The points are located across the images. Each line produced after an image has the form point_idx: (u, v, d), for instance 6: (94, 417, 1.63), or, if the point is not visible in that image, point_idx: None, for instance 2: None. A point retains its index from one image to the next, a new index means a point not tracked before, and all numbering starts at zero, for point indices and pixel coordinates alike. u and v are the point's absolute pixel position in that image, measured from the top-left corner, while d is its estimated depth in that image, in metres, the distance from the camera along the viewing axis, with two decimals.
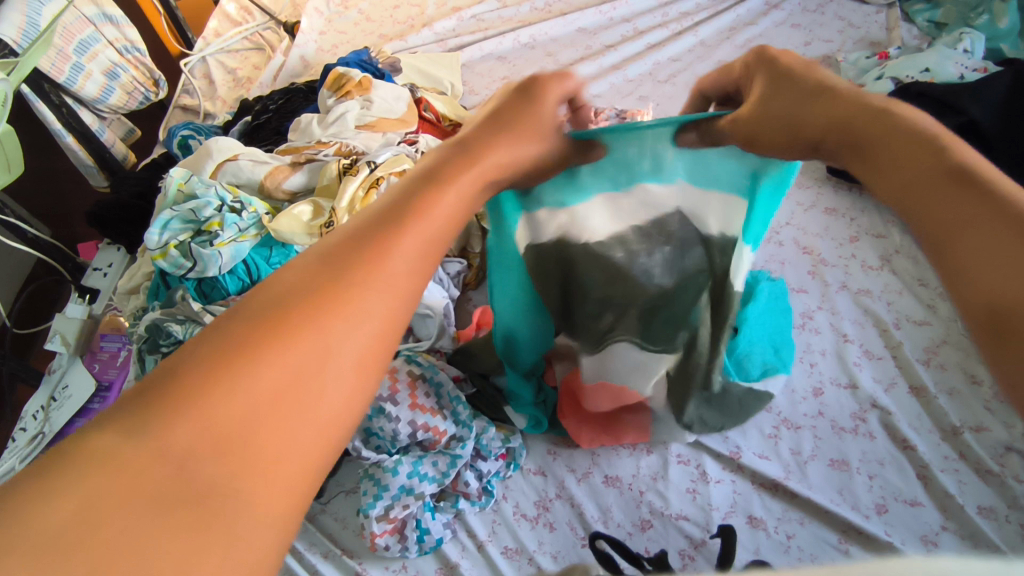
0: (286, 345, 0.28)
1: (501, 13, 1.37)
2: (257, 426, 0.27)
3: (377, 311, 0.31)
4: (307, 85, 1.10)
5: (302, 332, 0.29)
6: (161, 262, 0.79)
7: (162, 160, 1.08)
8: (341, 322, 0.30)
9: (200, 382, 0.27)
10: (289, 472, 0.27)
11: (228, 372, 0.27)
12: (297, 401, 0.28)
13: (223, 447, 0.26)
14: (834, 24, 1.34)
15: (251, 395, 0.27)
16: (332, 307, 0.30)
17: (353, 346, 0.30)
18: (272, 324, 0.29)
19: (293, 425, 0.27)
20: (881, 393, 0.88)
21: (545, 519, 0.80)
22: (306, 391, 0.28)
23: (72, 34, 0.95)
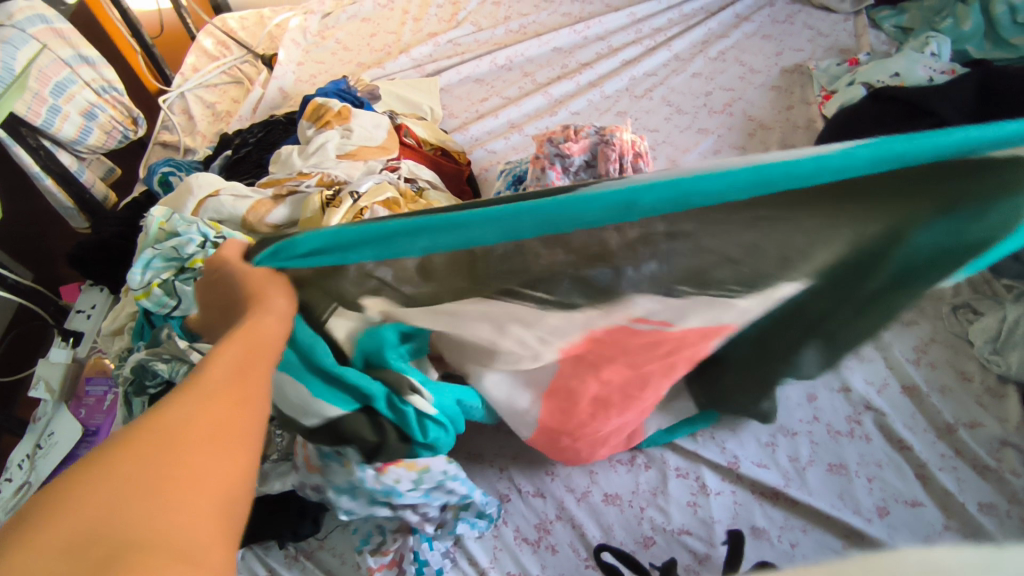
0: (148, 442, 0.36)
1: (477, 37, 1.39)
2: (142, 495, 0.34)
3: (211, 453, 0.37)
4: (287, 117, 1.10)
5: (177, 469, 0.35)
6: (145, 301, 0.79)
7: (143, 199, 1.08)
8: (185, 439, 0.37)
9: (75, 481, 0.33)
10: (185, 524, 0.34)
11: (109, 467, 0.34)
12: (170, 516, 0.34)
13: (115, 519, 0.32)
14: (803, 33, 1.37)
15: (140, 473, 0.34)
16: (179, 453, 0.36)
17: (202, 451, 0.37)
18: (136, 436, 0.36)
19: (182, 490, 0.35)
20: (875, 395, 0.87)
21: (547, 542, 0.79)
22: (167, 510, 0.34)
23: (48, 76, 0.94)
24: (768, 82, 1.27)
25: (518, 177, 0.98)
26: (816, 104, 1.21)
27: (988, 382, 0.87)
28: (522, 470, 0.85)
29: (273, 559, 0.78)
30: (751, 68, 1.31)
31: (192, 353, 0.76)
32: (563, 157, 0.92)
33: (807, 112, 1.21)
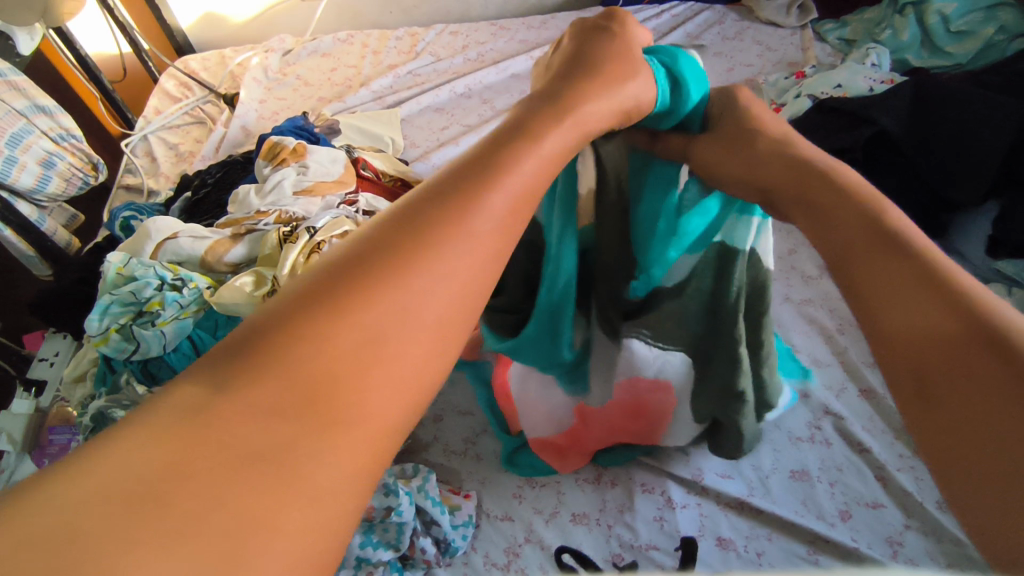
0: (365, 269, 0.28)
1: (436, 67, 1.42)
2: (327, 389, 0.24)
3: (433, 295, 0.28)
4: (245, 156, 1.11)
5: (379, 305, 0.27)
6: (103, 348, 0.78)
7: (105, 243, 1.08)
8: (412, 273, 0.28)
9: (282, 333, 0.25)
10: (364, 442, 0.24)
11: (301, 339, 0.25)
12: (354, 385, 0.25)
13: (296, 420, 0.23)
14: (752, 49, 1.41)
15: (328, 361, 0.25)
16: (388, 284, 0.28)
17: (428, 301, 0.28)
18: (357, 258, 0.29)
19: (368, 389, 0.25)
20: (833, 400, 0.90)
21: (517, 566, 0.78)
22: (361, 377, 0.25)
23: (3, 128, 0.95)
24: None
25: None
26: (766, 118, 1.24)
27: None
28: (492, 494, 0.85)
29: None
30: None
31: None
32: None
33: None
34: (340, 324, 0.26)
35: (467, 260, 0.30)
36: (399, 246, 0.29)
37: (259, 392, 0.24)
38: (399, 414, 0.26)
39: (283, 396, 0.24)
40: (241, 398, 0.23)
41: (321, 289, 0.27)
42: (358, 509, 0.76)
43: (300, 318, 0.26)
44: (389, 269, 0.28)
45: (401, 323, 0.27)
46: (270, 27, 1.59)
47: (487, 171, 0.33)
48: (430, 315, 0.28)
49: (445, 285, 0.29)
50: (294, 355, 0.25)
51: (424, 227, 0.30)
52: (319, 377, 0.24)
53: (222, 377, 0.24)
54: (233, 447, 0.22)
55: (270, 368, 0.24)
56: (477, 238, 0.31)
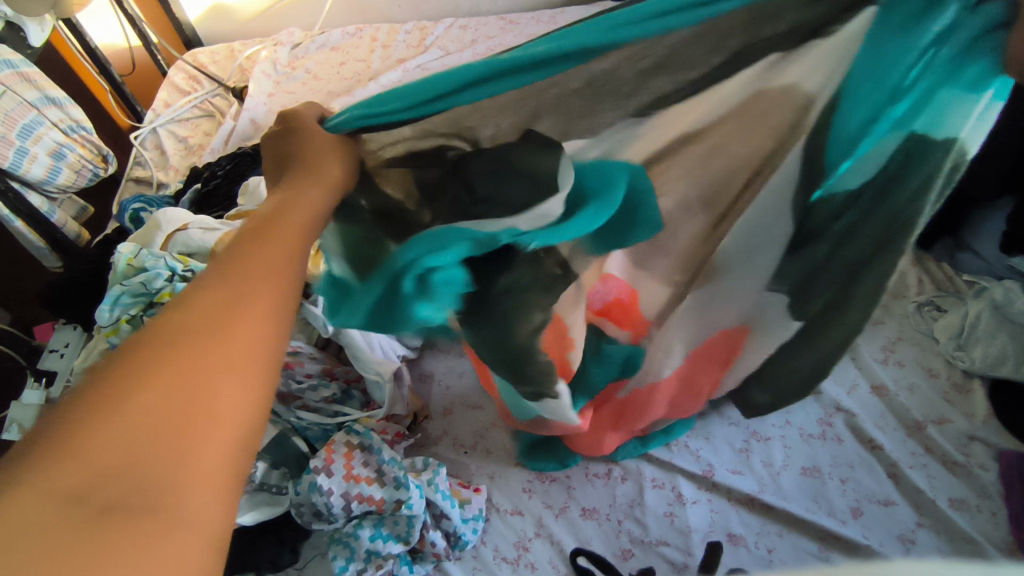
0: (178, 321, 0.33)
1: (444, 61, 1.42)
2: (169, 417, 0.30)
3: (248, 331, 0.35)
4: (254, 148, 1.11)
5: (196, 350, 0.32)
6: (114, 338, 0.78)
7: (115, 235, 1.08)
8: (224, 320, 0.34)
9: (101, 395, 0.29)
10: (214, 448, 0.31)
11: (130, 388, 0.30)
12: (197, 417, 0.31)
13: (141, 451, 0.28)
14: None
15: (164, 394, 0.30)
16: (204, 333, 0.33)
17: (242, 339, 0.34)
18: (167, 316, 0.34)
19: (210, 411, 0.31)
20: (845, 396, 0.89)
21: (526, 560, 0.78)
22: (201, 410, 0.31)
23: (14, 120, 0.95)
24: None
25: None
26: None
27: (954, 378, 0.89)
28: (502, 488, 0.85)
29: None
30: None
31: None
32: None
33: None
34: (161, 373, 0.31)
35: (269, 300, 0.37)
36: (211, 298, 0.35)
37: (106, 431, 0.28)
38: (242, 423, 0.33)
39: (126, 439, 0.28)
40: (93, 444, 0.28)
41: (142, 345, 0.32)
42: (367, 502, 0.76)
43: (124, 374, 0.30)
44: (201, 318, 0.34)
45: (225, 354, 0.33)
46: (278, 21, 1.58)
47: (286, 223, 0.41)
48: (245, 350, 0.34)
49: (254, 323, 0.35)
50: (120, 409, 0.29)
51: (223, 282, 0.36)
52: (160, 420, 0.29)
53: (57, 434, 0.28)
54: (93, 481, 0.27)
55: (107, 412, 0.29)
56: (268, 282, 0.38)
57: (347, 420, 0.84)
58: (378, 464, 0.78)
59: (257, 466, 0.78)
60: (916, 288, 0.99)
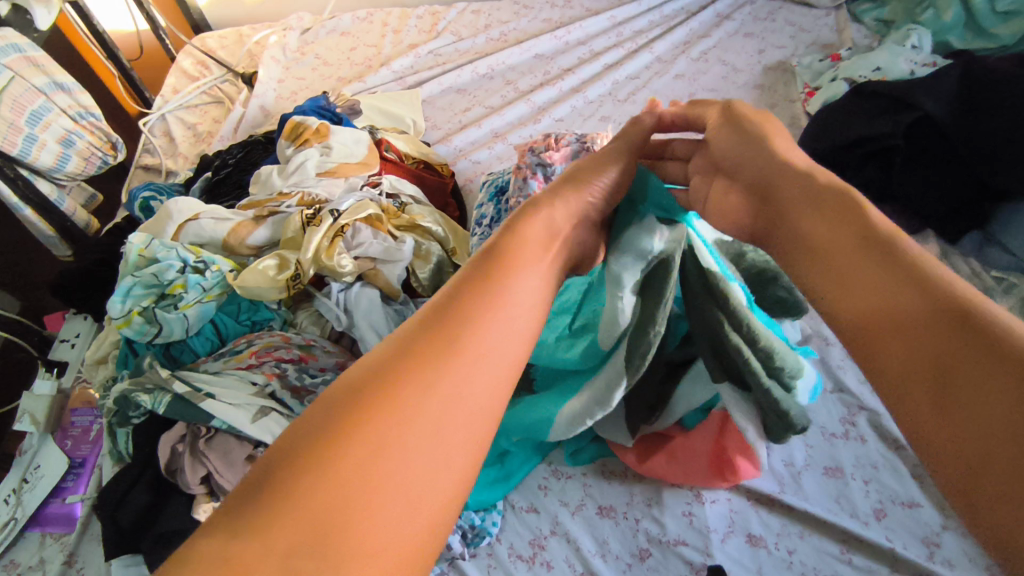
0: (363, 415, 0.37)
1: (457, 46, 1.38)
2: (353, 497, 0.34)
3: (416, 432, 0.37)
4: (266, 136, 1.09)
5: (367, 443, 0.36)
6: (125, 330, 0.77)
7: (125, 224, 1.07)
8: (394, 420, 0.37)
9: (298, 476, 0.34)
10: (387, 531, 0.33)
11: (327, 464, 0.34)
12: (365, 509, 0.34)
13: (321, 537, 0.32)
14: (785, 30, 1.36)
15: (351, 481, 0.34)
16: (379, 423, 0.37)
17: (410, 438, 0.37)
18: (357, 405, 0.37)
19: (389, 499, 0.34)
20: (868, 394, 0.87)
21: (542, 559, 0.77)
22: (372, 504, 0.34)
23: (23, 105, 0.93)
24: (751, 81, 1.27)
25: (500, 188, 0.97)
26: (800, 102, 1.20)
27: None
28: (518, 486, 0.84)
29: None
30: (733, 68, 1.30)
31: (174, 383, 0.73)
32: (544, 166, 0.90)
33: (791, 110, 1.20)
34: (337, 463, 0.34)
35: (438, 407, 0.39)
36: (396, 386, 0.39)
37: (306, 510, 0.32)
38: (424, 512, 0.35)
39: (312, 520, 0.32)
40: (294, 511, 0.32)
41: (331, 427, 0.36)
42: None
43: (310, 461, 0.34)
44: (386, 405, 0.37)
45: (408, 447, 0.36)
46: (288, 5, 1.56)
47: (470, 319, 0.44)
48: (412, 451, 0.36)
49: (419, 426, 0.37)
50: (308, 498, 0.33)
51: (395, 378, 0.39)
52: (337, 510, 0.33)
53: (265, 499, 0.33)
54: (303, 546, 0.31)
55: (303, 488, 0.33)
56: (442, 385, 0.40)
57: None
58: None
59: None
60: None
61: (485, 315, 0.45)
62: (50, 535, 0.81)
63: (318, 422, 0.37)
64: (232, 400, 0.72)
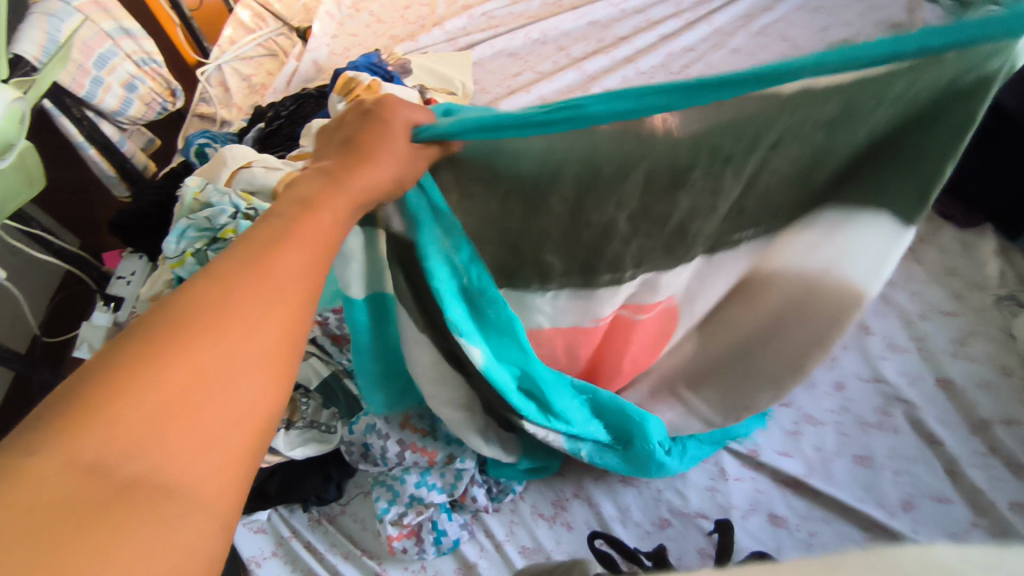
0: (190, 318, 0.32)
1: (511, 9, 1.37)
2: (176, 409, 0.30)
3: (251, 339, 0.33)
4: (319, 90, 1.11)
5: (193, 345, 0.32)
6: (178, 270, 0.83)
7: (181, 169, 1.10)
8: (223, 334, 0.33)
9: (115, 380, 0.29)
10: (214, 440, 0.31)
11: (148, 380, 0.30)
12: (194, 411, 0.30)
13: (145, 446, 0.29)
14: (853, 7, 1.30)
15: (156, 398, 0.30)
16: (204, 330, 0.32)
17: (250, 360, 0.33)
18: (183, 312, 0.33)
19: (205, 411, 0.31)
20: (906, 387, 0.84)
21: (563, 519, 0.79)
22: (201, 406, 0.31)
23: (91, 48, 0.97)
24: None
25: None
26: None
27: None
28: None
29: (298, 521, 0.82)
30: (795, 44, 1.25)
31: None
32: None
33: None
34: (159, 363, 0.30)
35: (278, 309, 0.35)
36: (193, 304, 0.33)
37: (138, 432, 0.29)
38: (252, 422, 0.32)
39: (132, 429, 0.29)
40: (115, 416, 0.28)
41: (152, 330, 0.32)
42: (419, 454, 0.76)
43: (124, 367, 0.30)
44: (195, 334, 0.32)
45: (240, 356, 0.33)
46: None
47: (294, 224, 0.38)
48: (248, 355, 0.33)
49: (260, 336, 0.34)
50: (120, 412, 0.29)
51: (238, 276, 0.35)
52: (160, 420, 0.29)
53: (70, 403, 0.29)
54: (108, 460, 0.28)
55: (103, 398, 0.29)
56: (281, 286, 0.35)
57: None
58: (432, 419, 0.77)
59: (308, 402, 0.82)
60: (998, 281, 0.90)
61: (313, 218, 0.39)
62: None
63: (139, 329, 0.32)
64: None
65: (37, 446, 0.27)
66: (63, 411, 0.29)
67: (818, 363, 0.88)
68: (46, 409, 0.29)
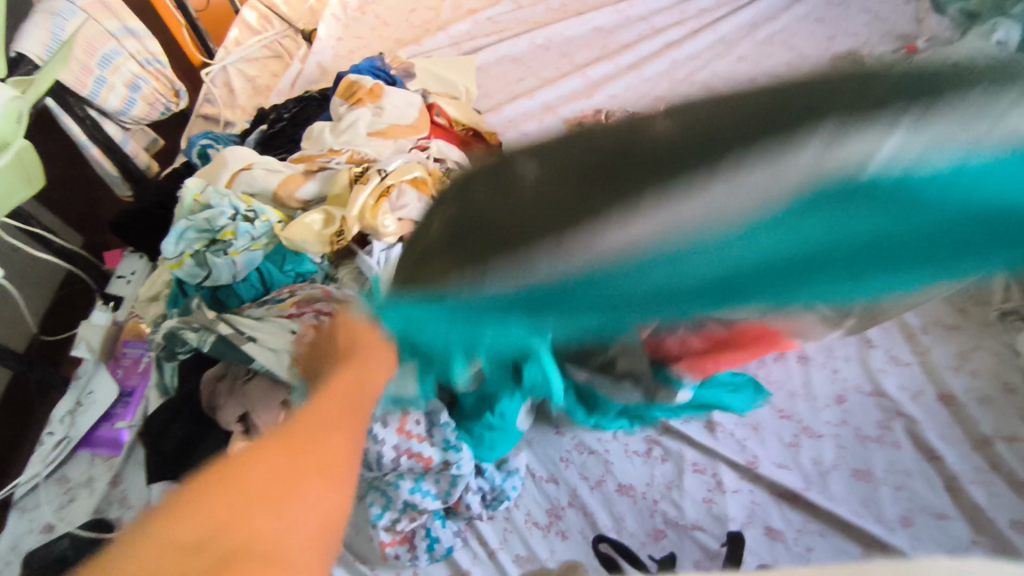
0: (282, 433, 0.43)
1: (517, 15, 1.37)
2: (272, 497, 0.39)
3: (330, 444, 0.44)
4: (322, 93, 1.11)
5: (286, 452, 0.41)
6: (178, 271, 0.82)
7: (183, 170, 1.11)
8: (306, 446, 0.42)
9: (226, 482, 0.38)
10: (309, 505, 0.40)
11: (252, 474, 0.39)
12: (290, 497, 0.39)
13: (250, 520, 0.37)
14: (859, 18, 1.30)
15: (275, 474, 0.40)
16: (291, 444, 0.42)
17: (325, 460, 0.42)
18: (280, 430, 0.43)
19: (297, 501, 0.39)
20: (908, 401, 0.83)
21: (557, 528, 0.79)
22: (292, 497, 0.39)
23: (95, 48, 0.97)
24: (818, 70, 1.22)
25: None
26: None
27: None
28: (539, 453, 0.85)
29: None
30: (800, 53, 1.25)
31: (220, 325, 0.79)
32: None
33: None
34: (261, 464, 0.40)
35: (344, 442, 0.45)
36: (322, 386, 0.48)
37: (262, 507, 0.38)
38: (333, 502, 0.41)
39: (233, 510, 0.37)
40: (221, 503, 0.37)
41: (257, 446, 0.42)
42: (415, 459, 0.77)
43: (237, 472, 0.39)
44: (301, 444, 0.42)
45: (320, 456, 0.42)
46: None
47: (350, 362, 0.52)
48: (322, 452, 0.43)
49: (338, 440, 0.44)
50: (229, 493, 0.38)
51: (301, 432, 0.43)
52: (263, 504, 0.38)
53: (196, 492, 0.38)
54: (205, 539, 0.35)
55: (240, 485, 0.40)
56: (339, 447, 0.44)
57: None
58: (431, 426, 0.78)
59: (304, 407, 0.79)
60: None
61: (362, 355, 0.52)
62: (100, 456, 0.88)
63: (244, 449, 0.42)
64: (271, 345, 0.77)
65: (179, 519, 0.36)
66: (187, 494, 0.38)
67: (819, 375, 0.87)
68: (182, 495, 0.38)
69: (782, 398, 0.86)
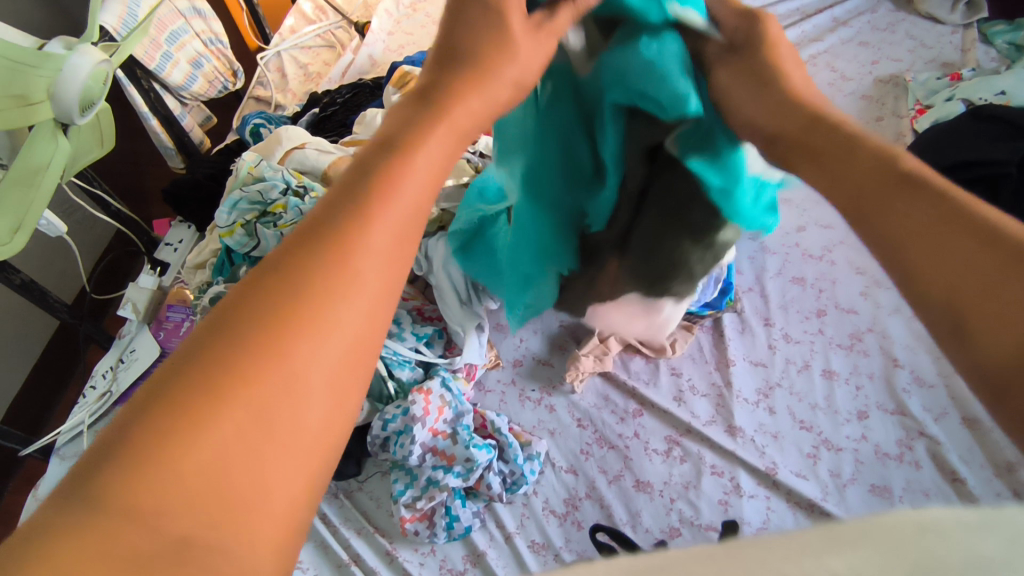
0: (235, 360, 0.27)
1: None
2: (258, 427, 0.27)
3: (371, 280, 0.31)
4: (373, 81, 1.16)
5: (266, 371, 0.28)
6: (227, 239, 0.85)
7: (235, 146, 1.15)
8: (313, 328, 0.29)
9: (157, 449, 0.25)
10: (238, 432, 0.26)
11: (204, 432, 0.26)
12: (276, 424, 0.27)
13: (237, 457, 0.26)
14: (905, 43, 1.31)
15: (318, 275, 0.30)
16: (267, 370, 0.28)
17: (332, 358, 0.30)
18: (228, 356, 0.28)
19: (290, 423, 0.28)
20: (930, 422, 0.83)
21: (574, 518, 0.80)
22: (280, 417, 0.28)
23: (165, 25, 1.01)
24: (860, 91, 1.23)
25: None
26: (908, 119, 1.16)
27: None
28: (560, 445, 0.86)
29: None
30: (842, 75, 1.26)
31: None
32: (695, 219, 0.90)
33: (897, 125, 1.16)
34: (217, 405, 0.26)
35: (384, 262, 0.32)
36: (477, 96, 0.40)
37: (191, 438, 0.26)
38: (323, 441, 0.29)
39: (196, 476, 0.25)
40: (162, 478, 0.25)
41: (161, 408, 0.26)
42: (438, 452, 0.81)
43: (148, 448, 0.25)
44: (398, 184, 0.34)
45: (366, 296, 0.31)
46: None
47: (378, 184, 0.33)
48: (363, 300, 0.31)
49: (378, 272, 0.31)
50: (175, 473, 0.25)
51: (334, 241, 0.31)
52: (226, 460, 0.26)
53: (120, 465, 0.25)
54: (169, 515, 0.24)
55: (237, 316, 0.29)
56: (377, 262, 0.32)
57: (436, 368, 0.87)
58: (455, 423, 0.83)
59: None
60: None
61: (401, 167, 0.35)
62: None
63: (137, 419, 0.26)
64: None
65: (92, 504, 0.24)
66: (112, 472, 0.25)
67: (842, 390, 0.88)
68: (110, 452, 0.25)
69: (805, 409, 0.86)
